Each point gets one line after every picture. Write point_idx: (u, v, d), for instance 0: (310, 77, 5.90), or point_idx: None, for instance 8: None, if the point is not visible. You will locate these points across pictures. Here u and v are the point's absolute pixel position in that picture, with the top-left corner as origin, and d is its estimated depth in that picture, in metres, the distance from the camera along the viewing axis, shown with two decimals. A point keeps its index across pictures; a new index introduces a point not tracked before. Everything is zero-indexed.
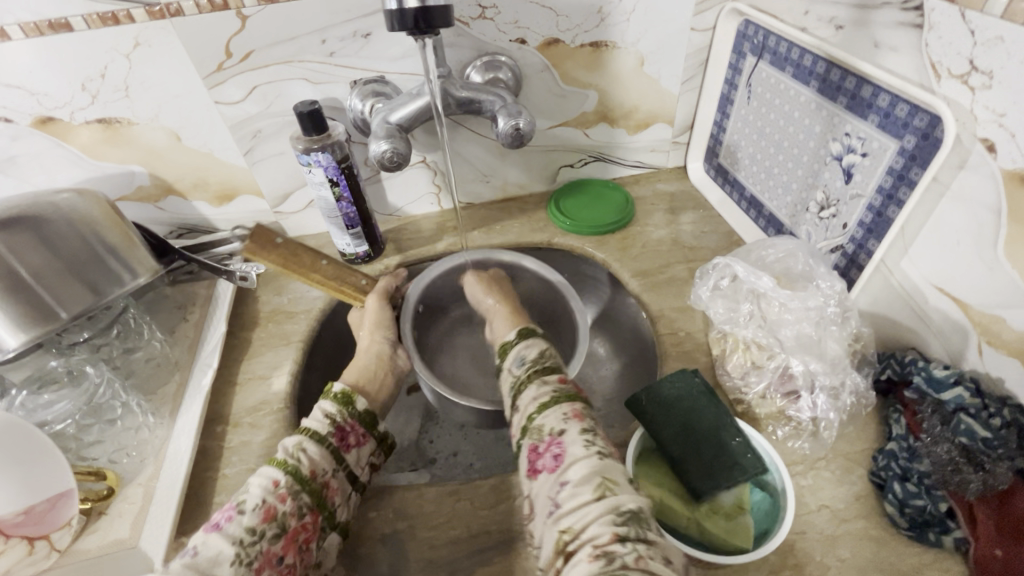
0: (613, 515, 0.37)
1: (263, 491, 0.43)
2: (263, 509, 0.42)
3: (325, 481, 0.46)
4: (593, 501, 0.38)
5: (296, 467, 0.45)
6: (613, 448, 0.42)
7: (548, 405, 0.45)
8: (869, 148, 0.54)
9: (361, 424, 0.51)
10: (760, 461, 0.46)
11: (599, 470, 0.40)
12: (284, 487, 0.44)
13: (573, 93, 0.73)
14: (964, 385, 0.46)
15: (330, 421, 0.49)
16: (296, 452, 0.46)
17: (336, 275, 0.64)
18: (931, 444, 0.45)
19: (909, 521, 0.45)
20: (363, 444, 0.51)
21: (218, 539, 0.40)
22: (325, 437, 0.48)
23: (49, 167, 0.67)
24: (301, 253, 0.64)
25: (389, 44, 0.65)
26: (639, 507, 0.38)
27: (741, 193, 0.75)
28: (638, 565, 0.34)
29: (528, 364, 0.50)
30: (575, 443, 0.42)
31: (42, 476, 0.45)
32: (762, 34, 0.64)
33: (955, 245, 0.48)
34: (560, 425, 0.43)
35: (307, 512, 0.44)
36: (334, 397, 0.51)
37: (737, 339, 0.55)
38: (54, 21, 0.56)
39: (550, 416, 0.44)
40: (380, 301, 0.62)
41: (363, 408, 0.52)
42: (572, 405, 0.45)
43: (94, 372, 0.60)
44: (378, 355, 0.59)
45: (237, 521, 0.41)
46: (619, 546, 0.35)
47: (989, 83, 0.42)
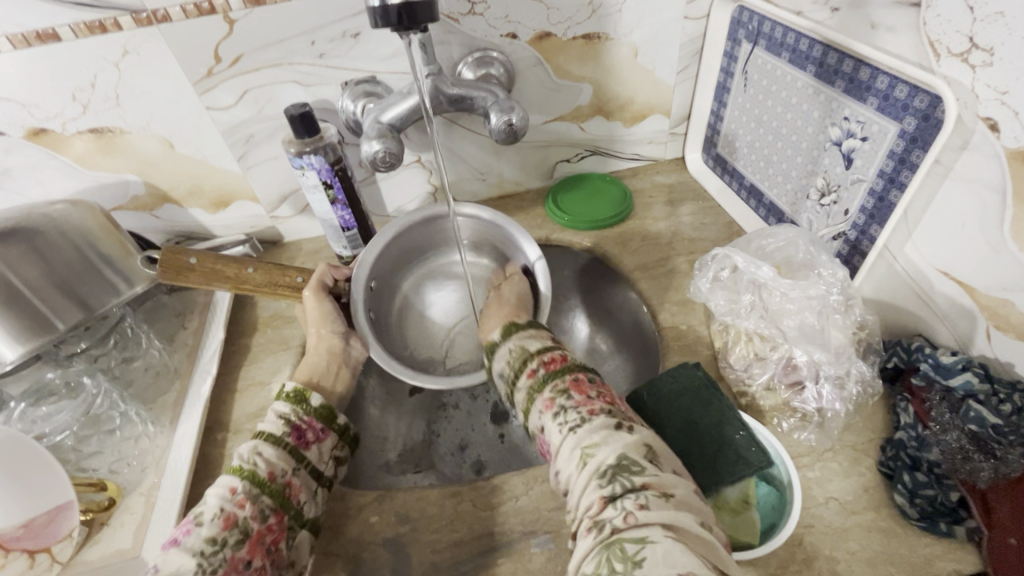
0: (598, 479, 0.37)
1: (221, 500, 0.42)
2: (222, 518, 0.41)
3: (286, 481, 0.46)
4: (579, 473, 0.38)
5: (253, 471, 0.44)
6: (584, 412, 0.41)
7: (529, 405, 0.45)
8: (869, 131, 0.53)
9: (317, 420, 0.51)
10: (765, 455, 0.45)
11: (577, 442, 0.40)
12: (242, 492, 0.43)
13: (567, 86, 0.72)
14: (972, 370, 0.45)
15: (285, 422, 0.49)
16: (251, 456, 0.45)
17: (268, 280, 0.61)
18: (940, 433, 0.45)
19: (919, 511, 0.44)
20: (322, 439, 0.50)
21: (178, 553, 0.39)
22: (282, 439, 0.47)
23: (43, 179, 0.67)
24: (220, 263, 0.59)
25: (379, 43, 0.64)
26: (620, 459, 0.37)
27: (740, 182, 0.74)
28: (628, 524, 0.33)
29: (508, 370, 0.48)
30: (552, 430, 0.42)
31: (43, 491, 0.45)
32: (757, 20, 0.63)
33: (959, 227, 0.46)
34: (537, 424, 0.43)
35: (270, 513, 0.43)
36: (287, 397, 0.51)
37: (739, 331, 0.55)
38: (41, 32, 0.56)
39: (533, 416, 0.44)
40: (317, 294, 0.60)
41: (318, 403, 0.51)
42: (543, 395, 0.44)
43: (90, 383, 0.60)
44: (329, 352, 0.58)
45: (195, 533, 0.40)
46: (610, 510, 0.35)
47: (990, 61, 0.41)
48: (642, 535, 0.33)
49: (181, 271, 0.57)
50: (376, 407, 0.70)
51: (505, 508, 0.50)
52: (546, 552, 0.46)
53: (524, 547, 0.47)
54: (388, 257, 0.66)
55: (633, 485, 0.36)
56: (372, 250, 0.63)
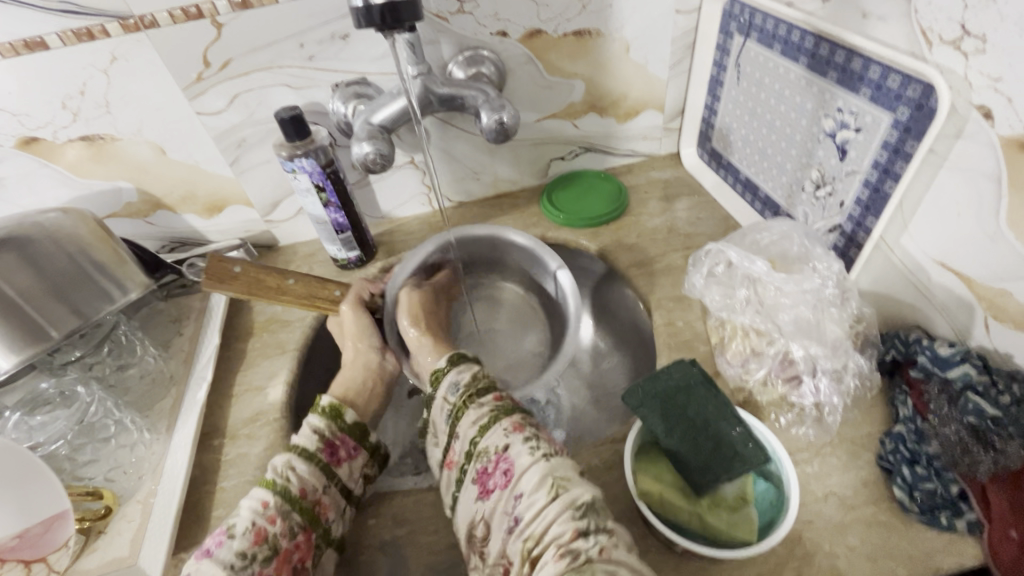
0: (571, 509, 0.38)
1: (252, 514, 0.43)
2: (253, 531, 0.42)
3: (316, 498, 0.46)
4: (548, 503, 0.39)
5: (285, 487, 0.45)
6: (557, 448, 0.43)
7: (489, 426, 0.45)
8: (863, 122, 0.52)
9: (350, 437, 0.51)
10: (763, 451, 0.44)
11: (549, 472, 0.41)
12: (273, 508, 0.43)
13: (558, 84, 0.71)
14: (970, 362, 0.45)
15: (319, 437, 0.49)
16: (284, 472, 0.46)
17: (308, 292, 0.61)
18: (939, 425, 0.44)
19: (920, 505, 0.43)
20: (354, 456, 0.50)
21: (211, 564, 0.40)
22: (315, 455, 0.48)
23: (36, 188, 0.67)
24: (264, 275, 0.59)
25: (368, 44, 0.64)
26: (593, 498, 0.39)
27: (736, 176, 0.74)
28: (602, 556, 0.36)
29: (462, 390, 0.49)
30: (521, 453, 0.42)
31: (37, 498, 0.46)
32: (748, 12, 0.62)
33: (956, 218, 0.46)
34: (502, 441, 0.43)
35: (298, 531, 0.44)
36: (322, 412, 0.51)
37: (735, 326, 0.54)
38: (29, 40, 0.55)
39: (493, 436, 0.44)
40: (356, 308, 0.61)
41: (352, 420, 0.51)
42: (511, 418, 0.45)
43: (84, 392, 0.60)
44: (366, 368, 0.59)
45: (227, 545, 0.41)
46: (583, 540, 0.37)
47: (982, 48, 0.40)
48: (612, 568, 0.35)
49: (225, 278, 0.57)
50: None
51: None
52: None
53: None
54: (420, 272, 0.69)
55: (603, 526, 0.38)
56: (405, 267, 0.66)
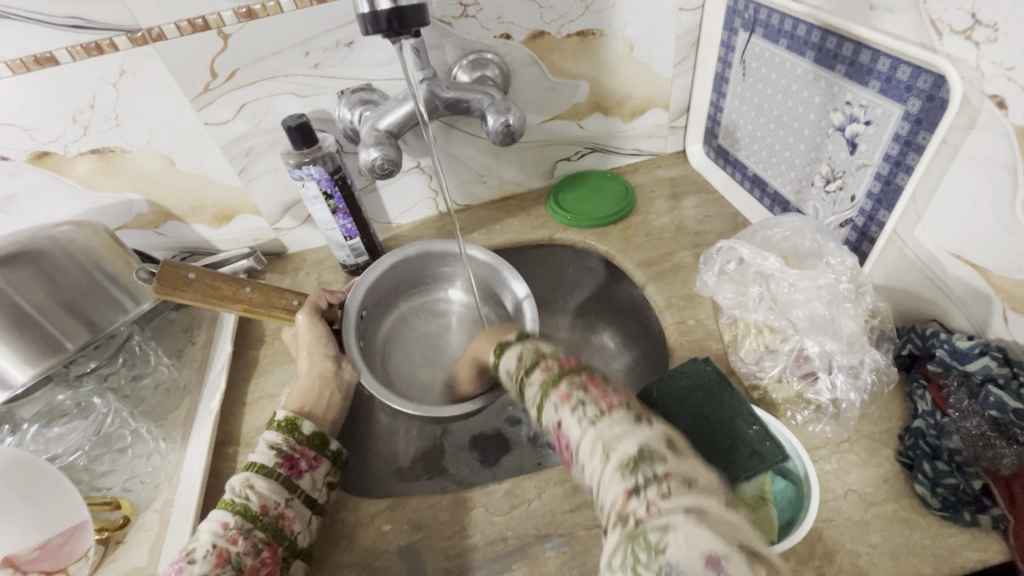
0: (620, 472, 0.35)
1: (212, 536, 0.43)
2: (214, 554, 0.42)
3: (279, 513, 0.46)
4: (602, 468, 0.36)
5: (244, 506, 0.45)
6: (604, 406, 0.38)
7: (541, 402, 0.42)
8: (873, 115, 0.52)
9: (310, 448, 0.51)
10: (781, 448, 0.44)
11: (597, 436, 0.37)
12: (234, 527, 0.44)
13: (563, 84, 0.71)
14: (990, 355, 0.44)
15: (276, 452, 0.49)
16: (243, 491, 0.46)
17: (265, 302, 0.61)
18: (960, 419, 0.43)
19: (941, 501, 0.43)
20: (316, 466, 0.51)
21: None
22: (274, 471, 0.48)
23: (48, 202, 0.67)
24: (220, 282, 0.59)
25: (373, 50, 0.64)
26: (642, 448, 0.35)
27: (743, 172, 0.73)
28: (650, 514, 0.32)
29: (514, 371, 0.45)
30: (570, 426, 0.38)
31: (55, 510, 0.45)
32: (753, 8, 0.62)
33: (971, 209, 0.45)
34: (554, 417, 0.40)
35: (263, 547, 0.44)
36: (277, 426, 0.51)
37: (748, 323, 0.54)
38: (40, 55, 0.56)
39: (545, 412, 0.41)
40: (311, 318, 0.61)
41: (310, 431, 0.52)
42: (558, 389, 0.41)
43: (100, 402, 0.60)
44: (323, 377, 0.57)
45: (188, 570, 0.41)
46: (634, 500, 0.33)
47: (994, 37, 0.40)
48: (665, 522, 0.31)
49: (180, 285, 0.57)
50: (386, 415, 0.68)
51: (519, 512, 0.49)
52: (561, 555, 0.46)
53: (538, 551, 0.47)
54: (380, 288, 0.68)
55: (654, 473, 0.34)
56: (365, 279, 0.65)
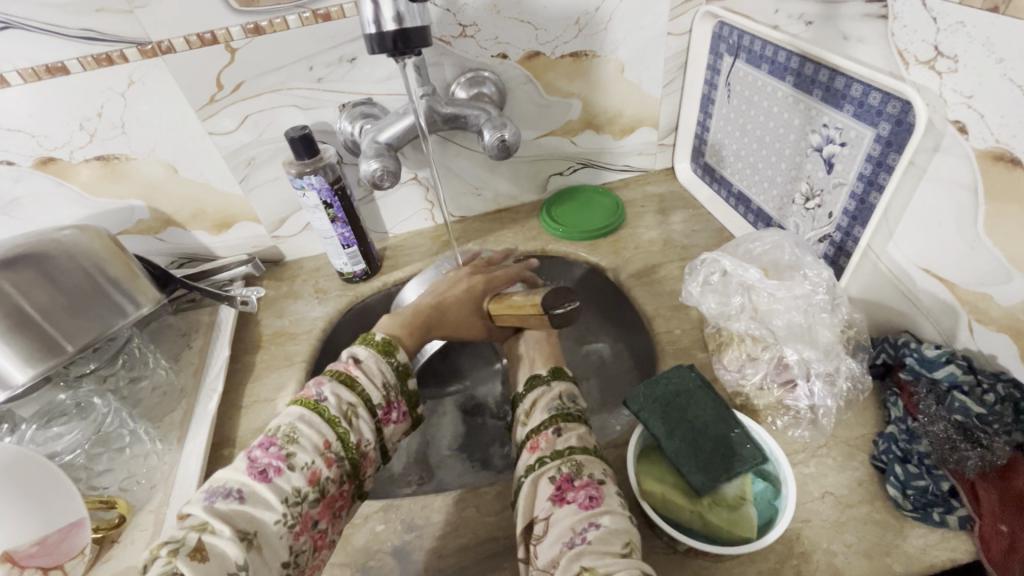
0: (641, 572, 0.38)
1: (314, 453, 0.44)
2: (311, 471, 0.43)
3: (364, 451, 0.47)
4: (621, 552, 0.39)
5: (346, 435, 0.46)
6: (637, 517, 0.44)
7: (591, 450, 0.47)
8: (847, 137, 0.55)
9: (404, 402, 0.51)
10: (759, 451, 0.46)
11: (629, 532, 0.41)
12: (332, 453, 0.45)
13: (556, 102, 0.74)
14: (956, 363, 0.47)
15: (384, 392, 0.50)
16: (351, 417, 0.47)
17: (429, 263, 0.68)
18: (928, 424, 0.46)
19: (913, 502, 0.44)
20: (398, 421, 0.51)
21: (269, 491, 0.41)
22: (375, 407, 0.48)
23: (50, 206, 0.69)
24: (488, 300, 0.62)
25: (374, 67, 0.67)
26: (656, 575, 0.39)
27: (729, 190, 0.76)
28: None
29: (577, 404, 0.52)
30: (612, 498, 0.43)
31: (56, 506, 0.46)
32: (736, 34, 0.66)
33: (937, 225, 0.48)
34: (603, 476, 0.45)
35: (345, 480, 0.45)
36: (394, 366, 0.51)
37: (731, 332, 0.56)
38: (51, 65, 0.58)
39: (592, 464, 0.46)
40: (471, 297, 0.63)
41: (412, 386, 0.52)
42: (611, 470, 0.47)
43: (101, 402, 0.61)
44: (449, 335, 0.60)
45: (286, 477, 0.42)
46: None
47: (955, 67, 0.43)
48: None
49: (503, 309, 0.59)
50: None
51: (510, 513, 0.51)
52: None
53: None
54: None
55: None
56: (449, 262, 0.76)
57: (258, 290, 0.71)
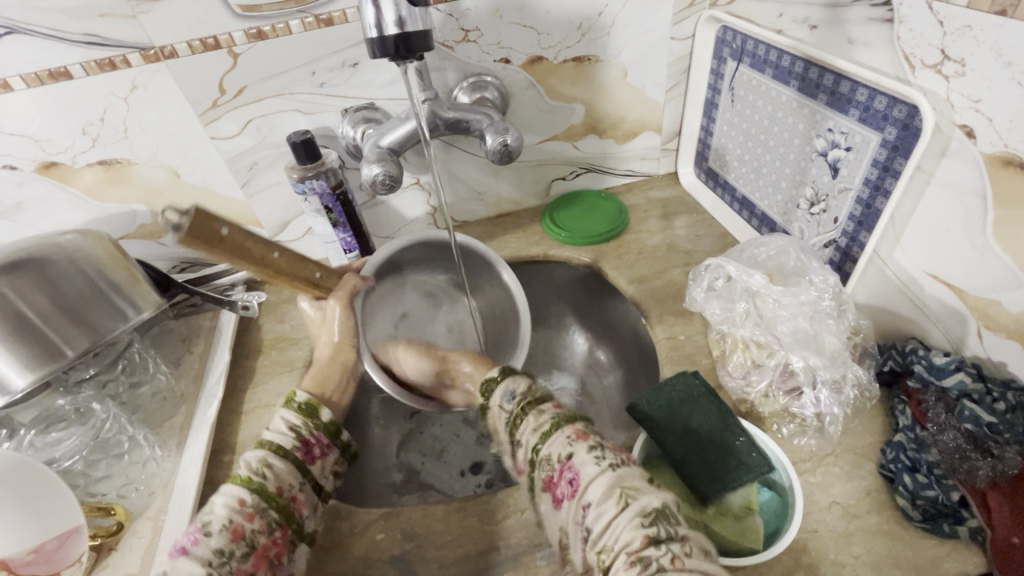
0: (640, 517, 0.37)
1: (229, 511, 0.43)
2: (231, 530, 0.42)
3: (292, 496, 0.47)
4: (619, 512, 0.38)
5: (262, 485, 0.45)
6: (622, 455, 0.42)
7: (550, 433, 0.45)
8: (853, 141, 0.55)
9: (325, 436, 0.52)
10: (766, 459, 0.45)
11: (616, 481, 0.40)
12: (250, 505, 0.44)
13: (559, 107, 0.74)
14: (965, 370, 0.46)
15: (295, 435, 0.50)
16: (261, 469, 0.46)
17: (290, 270, 0.51)
18: (938, 433, 0.45)
19: (922, 512, 0.44)
20: (327, 454, 0.52)
21: (190, 561, 0.39)
22: (290, 451, 0.49)
23: (54, 211, 0.69)
24: (251, 243, 0.46)
25: (376, 71, 0.67)
26: (664, 504, 0.38)
27: (732, 195, 0.76)
28: (674, 566, 0.35)
29: (519, 398, 0.49)
30: (586, 463, 0.41)
31: (53, 514, 0.45)
32: (740, 39, 0.65)
33: (945, 230, 0.48)
34: (566, 449, 0.43)
35: (275, 527, 0.44)
36: (297, 408, 0.52)
37: (736, 339, 0.55)
38: (54, 69, 0.58)
39: (556, 443, 0.44)
40: (346, 308, 0.57)
41: (328, 419, 0.53)
42: (574, 426, 0.45)
43: (100, 409, 0.61)
44: (342, 368, 0.57)
45: (205, 543, 0.40)
46: (654, 549, 0.36)
47: (962, 71, 0.43)
48: None
49: (211, 241, 0.42)
50: (379, 426, 0.71)
51: (510, 523, 0.50)
52: (552, 565, 0.46)
53: (529, 560, 0.47)
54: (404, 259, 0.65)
55: (673, 531, 0.37)
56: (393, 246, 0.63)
57: (259, 295, 0.71)
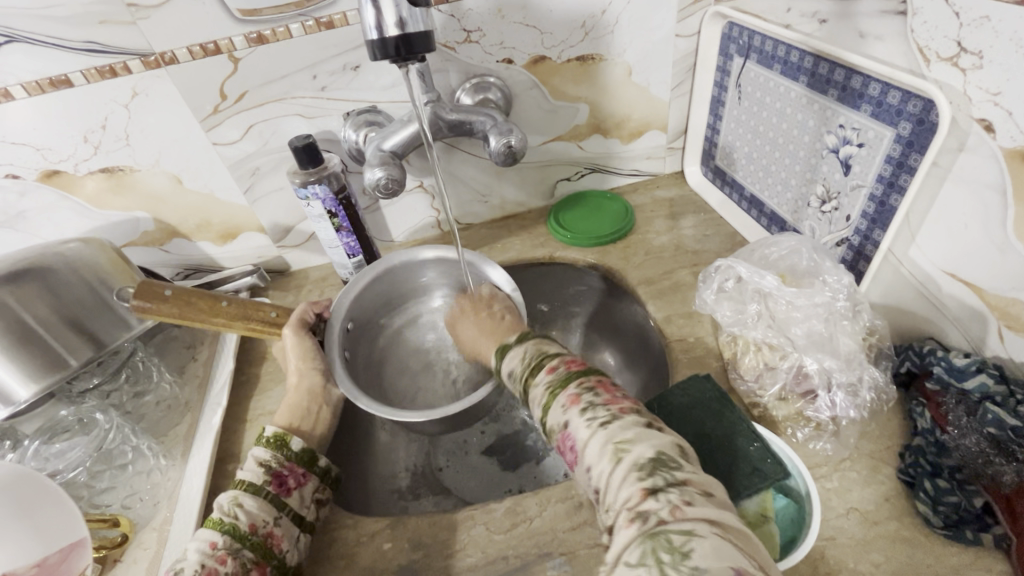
0: (637, 471, 0.34)
1: (201, 556, 0.42)
2: (202, 575, 0.41)
3: (268, 531, 0.46)
4: (615, 469, 0.35)
5: (233, 525, 0.45)
6: (615, 409, 0.38)
7: (549, 402, 0.41)
8: (865, 137, 0.53)
9: (299, 465, 0.51)
10: (781, 466, 0.44)
11: (609, 438, 0.36)
12: (222, 547, 0.43)
13: (563, 107, 0.73)
14: (987, 372, 0.45)
15: (265, 469, 0.49)
16: (232, 509, 0.45)
17: (242, 314, 0.60)
18: (959, 437, 0.44)
19: (944, 519, 0.42)
20: (303, 484, 0.50)
21: None
22: (261, 489, 0.47)
23: (57, 220, 0.69)
24: (195, 296, 0.58)
25: (378, 74, 0.66)
26: (659, 452, 0.34)
27: (741, 193, 0.74)
28: (674, 516, 0.31)
29: (518, 374, 0.46)
30: (580, 427, 0.38)
31: (55, 527, 0.45)
32: (747, 35, 0.64)
33: (963, 228, 0.46)
34: (562, 418, 0.39)
35: (252, 567, 0.43)
36: (267, 443, 0.51)
37: (747, 341, 0.54)
38: (55, 78, 0.58)
39: (556, 413, 0.40)
40: (298, 332, 0.60)
41: (300, 447, 0.52)
42: (567, 391, 0.40)
43: (103, 418, 0.60)
44: (311, 394, 0.57)
45: None
46: (652, 502, 0.32)
47: (979, 64, 0.41)
48: (688, 529, 0.30)
49: (155, 301, 0.57)
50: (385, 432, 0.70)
51: (520, 531, 0.49)
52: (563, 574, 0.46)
53: (538, 570, 0.46)
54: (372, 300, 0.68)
55: (675, 479, 0.33)
56: (355, 285, 0.65)
57: None
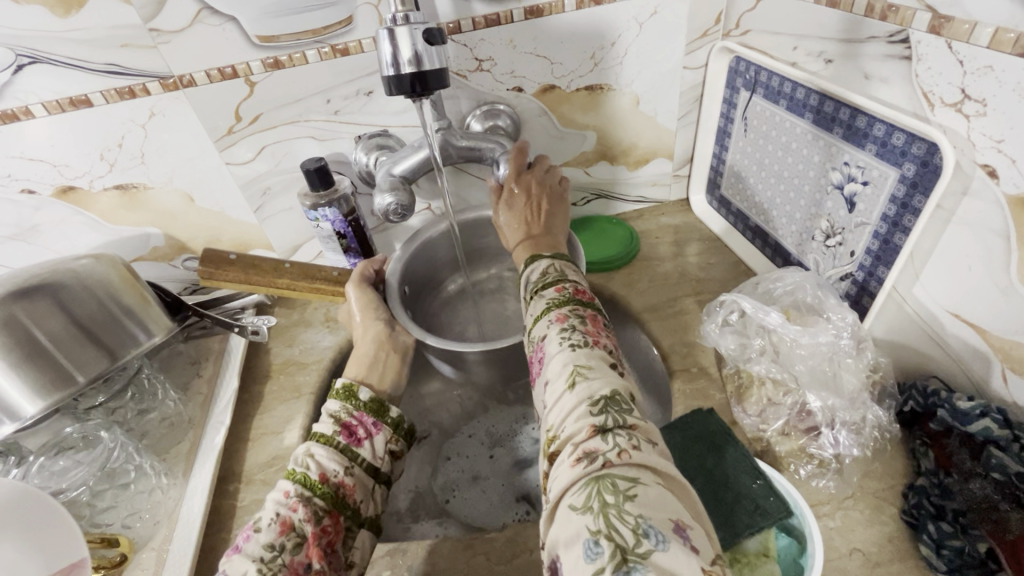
0: (590, 406, 0.36)
1: (275, 505, 0.41)
2: (278, 523, 0.40)
3: (339, 481, 0.43)
4: (569, 391, 0.38)
5: (305, 475, 0.43)
6: (592, 338, 0.42)
7: (539, 316, 0.46)
8: (869, 176, 0.54)
9: (368, 414, 0.48)
10: (784, 503, 0.44)
11: (572, 361, 0.40)
12: (295, 496, 0.41)
13: (571, 134, 0.74)
14: (991, 416, 0.44)
15: (336, 421, 0.47)
16: (304, 459, 0.44)
17: (305, 273, 0.66)
18: (964, 481, 0.44)
19: (947, 563, 0.42)
20: (375, 434, 0.47)
21: (240, 560, 0.38)
22: (333, 440, 0.45)
23: (69, 234, 0.70)
24: (260, 262, 0.66)
25: (391, 99, 0.67)
26: (614, 392, 0.37)
27: (745, 222, 0.75)
28: (620, 459, 0.33)
29: (532, 283, 0.50)
30: (553, 342, 0.42)
31: (56, 545, 0.45)
32: (753, 70, 0.66)
33: (967, 269, 0.47)
34: (544, 331, 0.44)
35: (324, 515, 0.41)
36: (337, 394, 0.49)
37: (751, 375, 0.54)
38: (75, 98, 0.59)
39: (541, 326, 0.45)
40: (359, 285, 0.62)
41: (368, 397, 0.49)
42: (559, 310, 0.45)
43: (107, 436, 0.59)
44: (377, 341, 0.56)
45: (254, 540, 0.39)
46: (601, 442, 0.34)
47: (983, 111, 0.42)
48: (632, 474, 0.32)
49: (222, 263, 0.64)
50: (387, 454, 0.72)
51: (520, 562, 0.49)
52: None
53: None
54: (420, 265, 0.71)
55: (624, 423, 0.35)
56: (402, 255, 0.68)
57: (269, 319, 0.70)
